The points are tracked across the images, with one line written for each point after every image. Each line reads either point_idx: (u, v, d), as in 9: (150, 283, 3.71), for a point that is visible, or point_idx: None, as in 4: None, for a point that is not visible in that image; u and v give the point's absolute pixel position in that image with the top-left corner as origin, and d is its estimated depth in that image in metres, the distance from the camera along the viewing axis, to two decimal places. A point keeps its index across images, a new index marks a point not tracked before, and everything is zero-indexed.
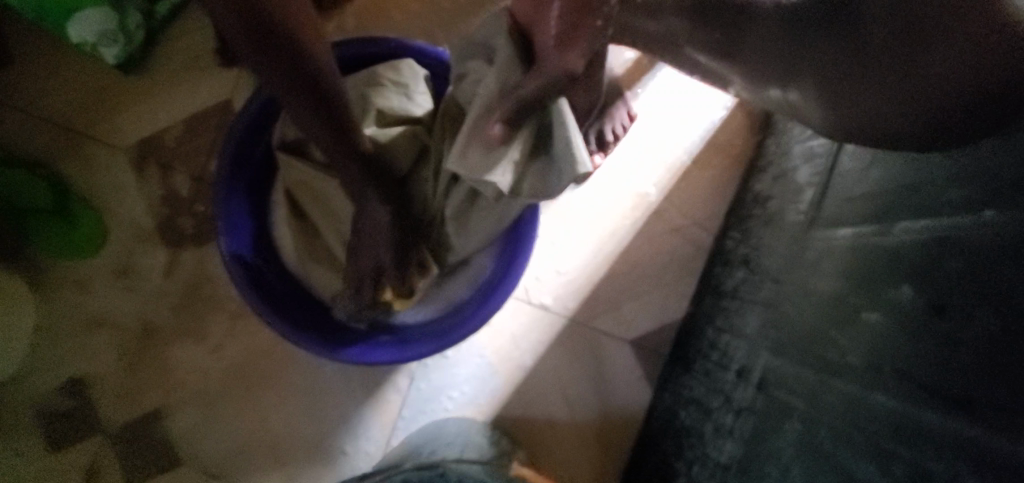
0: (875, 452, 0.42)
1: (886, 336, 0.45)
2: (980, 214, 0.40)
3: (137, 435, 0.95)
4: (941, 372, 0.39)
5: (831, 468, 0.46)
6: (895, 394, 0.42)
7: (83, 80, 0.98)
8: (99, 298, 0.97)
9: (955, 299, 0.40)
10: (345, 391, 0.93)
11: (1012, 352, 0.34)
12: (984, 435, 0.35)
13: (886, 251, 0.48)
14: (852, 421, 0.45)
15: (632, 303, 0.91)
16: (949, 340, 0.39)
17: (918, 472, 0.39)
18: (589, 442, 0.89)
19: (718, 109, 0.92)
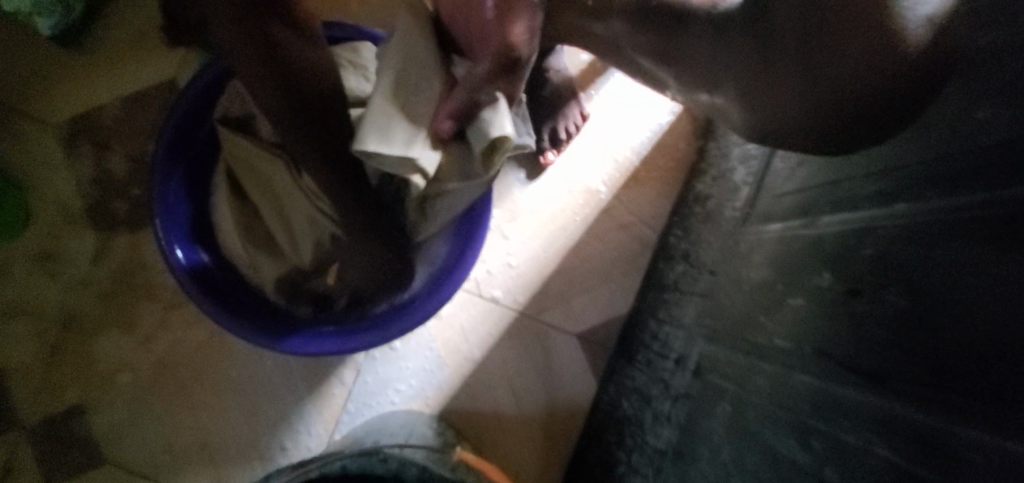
0: (796, 427, 0.45)
1: (808, 318, 0.48)
2: (893, 206, 0.44)
3: (56, 432, 0.89)
4: (855, 349, 0.42)
5: (756, 444, 0.48)
6: (813, 372, 0.45)
7: (12, 52, 0.91)
8: (20, 285, 0.90)
9: (868, 282, 0.43)
10: (286, 384, 0.90)
11: (920, 327, 0.37)
12: (890, 405, 0.38)
13: (810, 242, 0.52)
14: (775, 399, 0.48)
15: (581, 298, 0.93)
16: (862, 319, 0.42)
17: (834, 443, 0.41)
18: (535, 434, 0.90)
19: (667, 113, 0.95)
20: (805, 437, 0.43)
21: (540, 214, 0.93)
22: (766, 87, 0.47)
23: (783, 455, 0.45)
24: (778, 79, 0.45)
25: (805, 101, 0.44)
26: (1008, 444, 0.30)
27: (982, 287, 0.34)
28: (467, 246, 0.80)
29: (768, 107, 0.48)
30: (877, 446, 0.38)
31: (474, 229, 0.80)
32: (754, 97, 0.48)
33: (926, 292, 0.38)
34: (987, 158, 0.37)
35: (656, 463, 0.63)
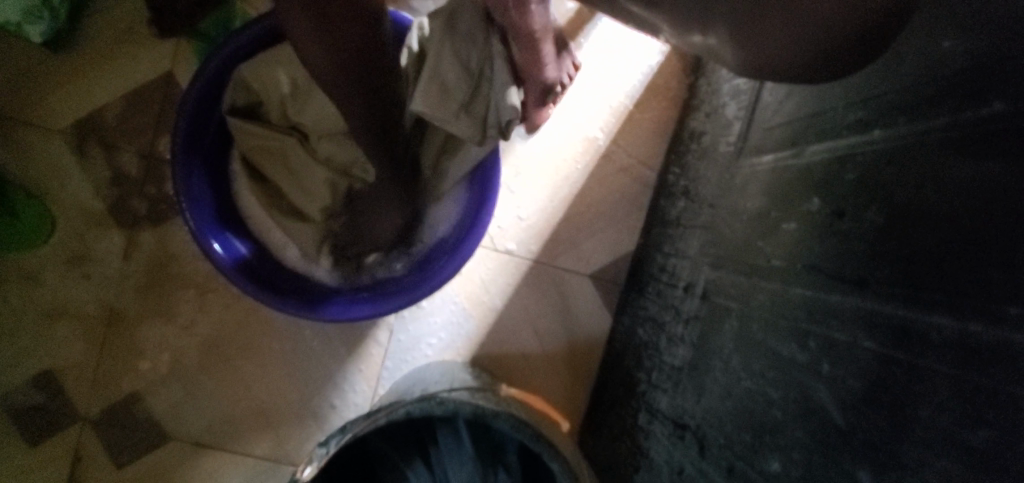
0: (794, 332, 0.51)
1: (804, 237, 0.54)
2: (870, 132, 0.49)
3: (118, 418, 0.95)
4: (841, 261, 0.48)
5: (762, 351, 0.55)
6: (809, 285, 0.51)
7: (3, 61, 0.92)
8: (56, 289, 0.94)
9: (851, 203, 0.49)
10: (327, 351, 0.97)
11: (896, 238, 0.43)
12: (873, 304, 0.44)
13: (799, 171, 0.58)
14: (777, 310, 0.55)
15: (589, 241, 1.00)
16: (845, 236, 0.49)
17: (828, 341, 0.47)
18: (560, 368, 0.99)
19: (655, 54, 0.98)
20: (804, 340, 0.50)
21: (544, 166, 0.98)
22: (760, 28, 0.45)
23: (786, 357, 0.52)
24: (768, 22, 0.44)
25: (797, 39, 0.45)
26: (975, 328, 0.36)
27: (965, 198, 0.38)
28: (482, 205, 0.86)
29: (761, 51, 0.47)
30: (863, 340, 0.44)
31: (487, 189, 0.86)
32: (751, 40, 0.46)
33: (907, 205, 0.43)
34: (949, 85, 0.42)
35: (674, 377, 0.72)
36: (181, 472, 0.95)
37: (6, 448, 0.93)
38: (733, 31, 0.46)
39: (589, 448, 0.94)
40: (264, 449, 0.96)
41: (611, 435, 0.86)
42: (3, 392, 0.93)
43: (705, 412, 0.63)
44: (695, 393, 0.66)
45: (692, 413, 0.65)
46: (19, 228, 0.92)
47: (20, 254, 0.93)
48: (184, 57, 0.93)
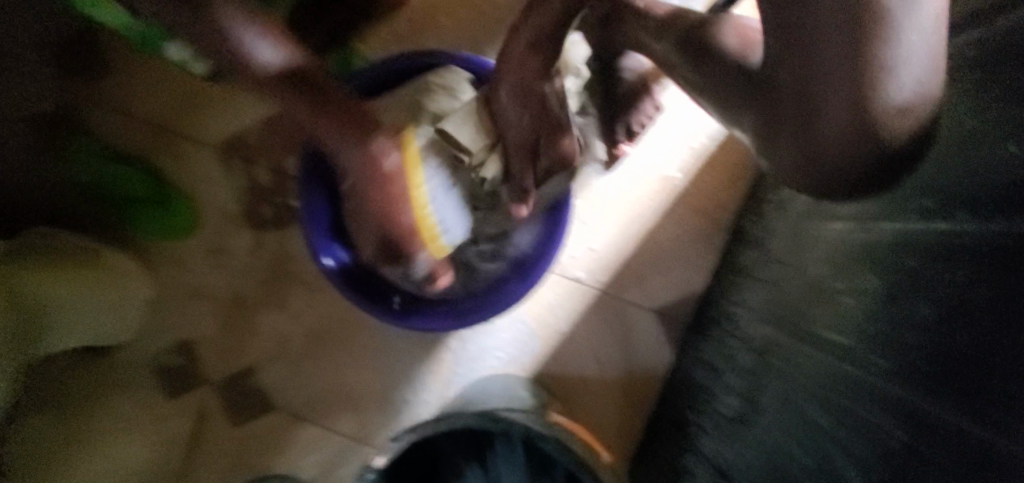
0: (839, 409, 0.54)
1: (858, 313, 0.56)
2: (933, 223, 0.50)
3: (236, 386, 1.13)
4: (887, 348, 0.50)
5: (808, 420, 0.58)
6: (857, 365, 0.54)
7: (172, 84, 1.11)
8: (198, 274, 1.13)
9: (905, 290, 0.50)
10: (406, 352, 1.09)
11: (938, 338, 0.45)
12: (911, 398, 0.46)
13: (863, 246, 0.59)
14: (825, 383, 0.57)
15: (657, 277, 1.03)
16: (894, 322, 0.50)
17: (868, 425, 0.50)
18: (618, 394, 1.04)
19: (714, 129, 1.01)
20: (851, 417, 0.52)
21: (618, 201, 1.03)
22: (786, 139, 0.56)
23: (826, 428, 0.55)
24: (790, 135, 0.55)
25: (817, 157, 0.53)
26: (992, 442, 0.38)
27: (996, 314, 0.40)
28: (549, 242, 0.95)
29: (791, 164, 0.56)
30: (896, 430, 0.46)
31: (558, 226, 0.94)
32: (782, 148, 0.57)
33: (952, 300, 0.45)
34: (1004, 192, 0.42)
35: (723, 424, 0.75)
36: (280, 440, 1.12)
37: (148, 399, 1.13)
38: (768, 142, 0.59)
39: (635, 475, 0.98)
40: (349, 429, 1.11)
41: (658, 467, 0.90)
42: (151, 353, 1.14)
43: (747, 464, 0.66)
44: (740, 444, 0.69)
45: (735, 463, 0.68)
46: (173, 220, 1.11)
47: (172, 243, 1.13)
48: None
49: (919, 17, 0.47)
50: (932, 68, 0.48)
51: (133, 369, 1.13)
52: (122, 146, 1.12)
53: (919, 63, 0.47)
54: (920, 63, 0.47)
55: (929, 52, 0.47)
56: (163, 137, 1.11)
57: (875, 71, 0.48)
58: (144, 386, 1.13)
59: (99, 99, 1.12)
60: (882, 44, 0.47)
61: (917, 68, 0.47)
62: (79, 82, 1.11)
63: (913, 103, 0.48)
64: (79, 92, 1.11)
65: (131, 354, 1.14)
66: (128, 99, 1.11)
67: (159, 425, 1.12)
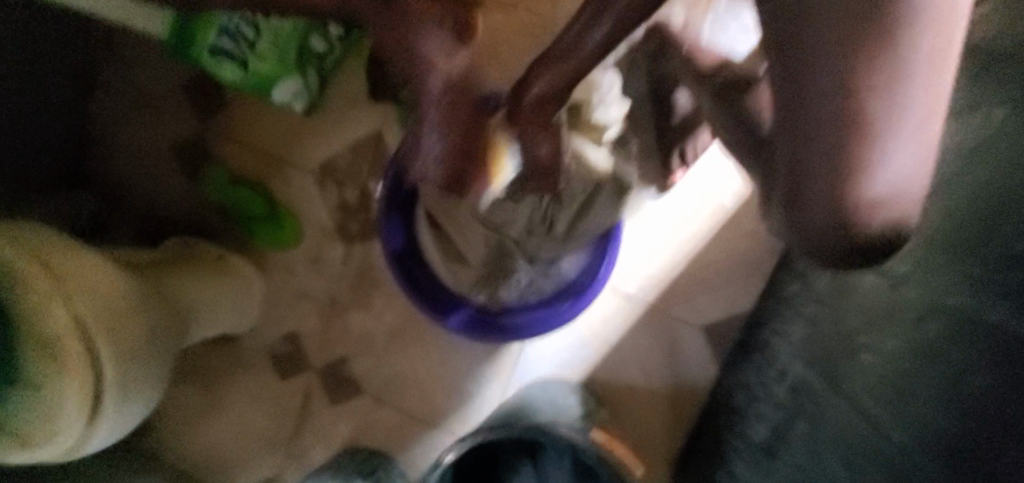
0: (843, 453, 0.64)
1: (876, 373, 0.63)
2: (953, 308, 0.57)
3: (333, 373, 1.31)
4: (895, 412, 0.60)
5: (816, 455, 0.68)
6: (867, 421, 0.63)
7: (275, 117, 1.29)
8: (298, 278, 1.32)
9: (919, 365, 0.58)
10: (472, 353, 1.23)
11: (946, 419, 0.54)
12: (910, 464, 0.56)
13: (890, 305, 0.65)
14: (840, 429, 0.66)
15: (706, 296, 1.08)
16: (906, 392, 0.59)
17: (862, 470, 0.61)
18: (665, 403, 1.11)
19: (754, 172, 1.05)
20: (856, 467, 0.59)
21: (671, 224, 1.08)
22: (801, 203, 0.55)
23: (831, 467, 0.65)
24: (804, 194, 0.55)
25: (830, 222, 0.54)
26: None
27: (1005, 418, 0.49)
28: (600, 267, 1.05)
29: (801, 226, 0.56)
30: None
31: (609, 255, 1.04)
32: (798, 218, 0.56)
33: (961, 389, 0.54)
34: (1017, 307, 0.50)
35: (754, 449, 0.81)
36: (370, 420, 1.30)
37: (261, 381, 1.32)
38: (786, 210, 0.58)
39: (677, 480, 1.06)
40: (426, 415, 1.27)
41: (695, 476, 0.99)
42: (262, 343, 1.33)
43: None
44: (768, 473, 0.75)
45: None
46: (280, 233, 1.30)
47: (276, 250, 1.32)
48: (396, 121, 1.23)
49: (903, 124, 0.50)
50: (909, 172, 0.51)
51: (245, 355, 1.33)
52: (236, 169, 1.31)
53: (897, 163, 0.51)
54: (897, 165, 0.52)
55: (907, 153, 0.51)
56: (268, 162, 1.30)
57: (862, 169, 0.51)
58: (256, 370, 1.33)
59: (217, 130, 1.31)
60: (871, 144, 0.50)
61: (898, 169, 0.51)
62: (205, 117, 1.31)
63: (893, 201, 0.52)
64: (204, 125, 1.31)
65: (243, 343, 1.34)
66: (243, 130, 1.30)
67: (272, 402, 1.32)
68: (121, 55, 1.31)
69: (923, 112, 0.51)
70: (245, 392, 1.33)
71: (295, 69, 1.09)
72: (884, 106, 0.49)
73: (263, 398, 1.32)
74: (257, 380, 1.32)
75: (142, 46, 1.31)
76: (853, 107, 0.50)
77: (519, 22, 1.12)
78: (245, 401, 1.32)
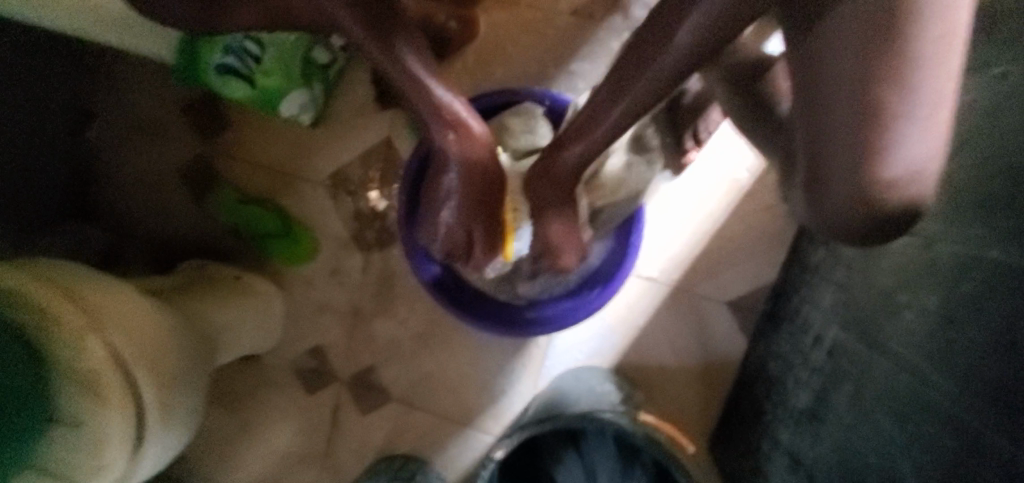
0: (897, 415, 0.64)
1: (919, 330, 0.64)
2: (996, 254, 0.56)
3: (362, 382, 1.31)
4: (945, 367, 0.59)
5: (869, 419, 0.69)
6: (917, 378, 0.63)
7: (282, 131, 1.28)
8: (318, 291, 1.32)
9: (963, 316, 0.58)
10: (501, 349, 1.24)
11: (996, 365, 0.53)
12: (965, 415, 0.55)
13: (927, 263, 0.67)
14: (888, 390, 0.67)
15: (730, 271, 1.10)
16: (953, 345, 0.59)
17: (920, 431, 0.60)
18: (697, 380, 1.13)
19: None
20: (914, 425, 0.61)
21: (688, 204, 1.09)
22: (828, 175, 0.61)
23: (890, 431, 0.65)
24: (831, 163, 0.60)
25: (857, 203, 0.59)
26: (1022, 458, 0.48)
27: None
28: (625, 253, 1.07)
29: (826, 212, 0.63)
30: (947, 439, 0.57)
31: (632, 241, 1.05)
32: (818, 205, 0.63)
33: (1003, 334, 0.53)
34: None
35: (798, 416, 0.83)
36: (404, 425, 1.30)
37: (290, 396, 1.32)
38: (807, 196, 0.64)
39: (716, 454, 1.08)
40: (459, 414, 1.28)
41: (735, 448, 1.01)
42: (288, 358, 1.33)
43: (820, 456, 0.75)
44: (818, 438, 0.77)
45: (809, 454, 0.78)
46: (296, 248, 1.30)
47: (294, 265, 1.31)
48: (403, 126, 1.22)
49: (916, 106, 0.55)
50: (925, 151, 0.56)
51: (272, 372, 1.33)
52: (245, 187, 1.30)
53: (914, 143, 0.56)
54: (914, 145, 0.56)
55: (920, 134, 0.56)
56: (277, 177, 1.29)
57: (880, 153, 0.56)
58: (284, 386, 1.33)
59: (224, 149, 1.30)
60: (891, 128, 0.56)
61: (920, 145, 0.56)
62: (207, 138, 1.30)
63: (911, 176, 0.57)
64: (206, 146, 1.30)
65: (270, 360, 1.33)
66: (247, 148, 1.29)
67: (303, 417, 1.32)
68: (116, 81, 1.29)
69: (935, 94, 0.55)
70: (275, 410, 1.32)
71: (299, 79, 1.05)
72: (897, 93, 0.55)
73: (294, 415, 1.32)
74: (287, 397, 1.32)
75: (136, 72, 1.29)
76: (867, 95, 0.55)
77: (521, 16, 1.12)
78: (276, 418, 1.32)
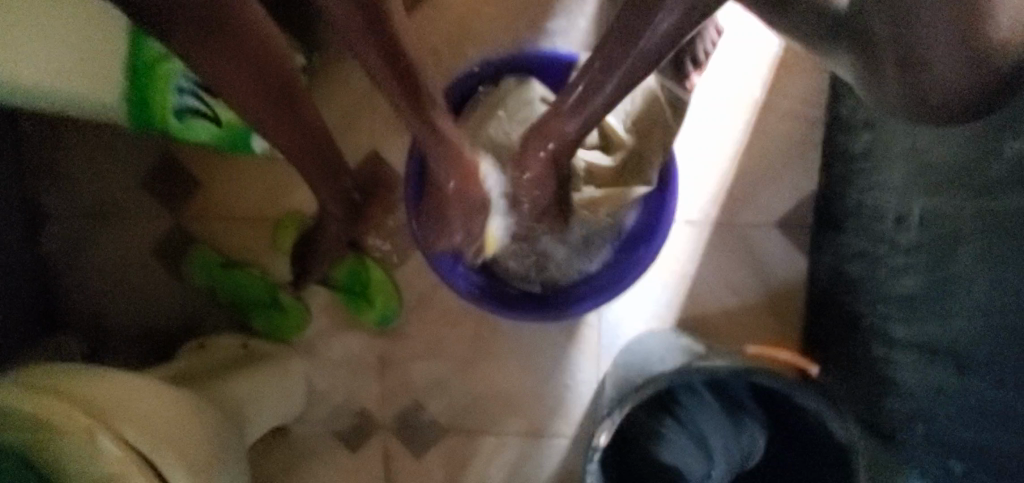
0: (1001, 286, 0.66)
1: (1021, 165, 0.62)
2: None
3: (408, 424, 1.17)
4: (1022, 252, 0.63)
5: (997, 279, 0.66)
6: (1005, 260, 0.65)
7: (255, 176, 1.17)
8: (335, 337, 1.18)
9: None
10: (549, 341, 1.13)
11: None
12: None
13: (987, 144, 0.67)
14: (996, 249, 0.67)
15: (768, 191, 1.04)
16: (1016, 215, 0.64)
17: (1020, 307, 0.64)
18: (767, 315, 1.05)
19: (767, 47, 1.03)
20: (1011, 289, 0.65)
21: (711, 133, 1.04)
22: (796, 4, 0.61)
23: (1001, 298, 0.66)
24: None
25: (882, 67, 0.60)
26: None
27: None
28: (662, 210, 1.00)
29: None
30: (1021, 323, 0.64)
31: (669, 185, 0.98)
32: None
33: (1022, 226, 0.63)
34: None
35: (907, 306, 0.81)
36: (467, 456, 1.15)
37: (332, 460, 1.16)
38: None
39: None
40: (522, 427, 1.15)
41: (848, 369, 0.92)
42: (321, 421, 1.17)
43: (954, 333, 0.73)
44: (937, 318, 0.76)
45: (933, 337, 0.77)
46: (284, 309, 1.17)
47: (297, 320, 1.17)
48: (388, 136, 1.13)
49: None
50: None
51: (307, 441, 1.17)
52: (231, 248, 1.18)
53: None
54: None
55: None
56: (263, 225, 1.18)
57: None
58: (323, 453, 1.16)
59: (198, 211, 1.18)
60: None
61: None
62: (174, 203, 1.18)
63: None
64: (180, 214, 1.18)
65: (298, 430, 1.17)
66: (225, 203, 1.18)
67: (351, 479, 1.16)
68: (60, 169, 1.17)
69: None
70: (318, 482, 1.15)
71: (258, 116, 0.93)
72: None
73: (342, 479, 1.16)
74: (326, 461, 1.16)
75: (83, 151, 1.17)
76: None
77: None
78: None
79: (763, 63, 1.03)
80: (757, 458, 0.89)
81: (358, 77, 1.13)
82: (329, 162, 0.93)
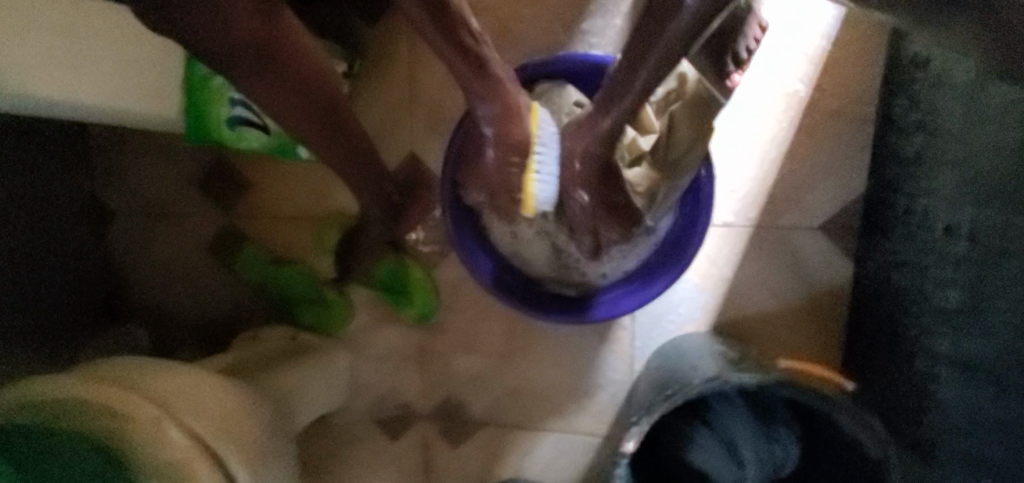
0: None
1: None
2: None
3: (449, 415, 1.21)
4: None
5: None
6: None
7: (300, 177, 1.23)
8: (376, 332, 1.23)
9: None
10: (582, 341, 1.15)
11: None
12: None
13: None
14: None
15: (812, 194, 1.02)
16: None
17: None
18: (807, 319, 1.04)
19: (813, 43, 0.99)
20: None
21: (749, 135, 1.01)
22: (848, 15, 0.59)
23: None
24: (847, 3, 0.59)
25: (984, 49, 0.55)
26: None
27: None
28: (696, 215, 0.99)
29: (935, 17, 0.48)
30: None
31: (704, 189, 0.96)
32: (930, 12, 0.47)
33: None
34: None
35: (951, 319, 0.78)
36: (502, 449, 1.19)
37: (374, 446, 1.22)
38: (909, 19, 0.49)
39: (859, 393, 0.97)
40: (555, 423, 1.17)
41: (889, 378, 0.90)
42: (364, 409, 1.23)
43: (998, 354, 0.71)
44: (978, 336, 0.74)
45: (977, 357, 0.74)
46: (328, 304, 1.22)
47: (340, 315, 1.23)
48: (426, 138, 1.16)
49: None
50: None
51: (350, 429, 1.23)
52: (279, 246, 1.25)
53: None
54: None
55: None
56: (307, 224, 1.23)
57: None
58: (366, 440, 1.22)
59: (247, 211, 1.24)
60: None
61: None
62: (225, 203, 1.25)
63: None
64: (231, 215, 1.25)
65: (342, 417, 1.23)
66: (273, 203, 1.24)
67: (392, 465, 1.21)
68: (122, 173, 1.25)
69: None
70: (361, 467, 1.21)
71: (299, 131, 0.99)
72: None
73: (383, 465, 1.21)
74: (370, 447, 1.22)
75: (143, 156, 1.25)
76: None
77: None
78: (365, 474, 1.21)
79: (808, 60, 0.99)
80: (791, 465, 0.88)
81: (398, 82, 1.16)
82: (371, 167, 0.97)
